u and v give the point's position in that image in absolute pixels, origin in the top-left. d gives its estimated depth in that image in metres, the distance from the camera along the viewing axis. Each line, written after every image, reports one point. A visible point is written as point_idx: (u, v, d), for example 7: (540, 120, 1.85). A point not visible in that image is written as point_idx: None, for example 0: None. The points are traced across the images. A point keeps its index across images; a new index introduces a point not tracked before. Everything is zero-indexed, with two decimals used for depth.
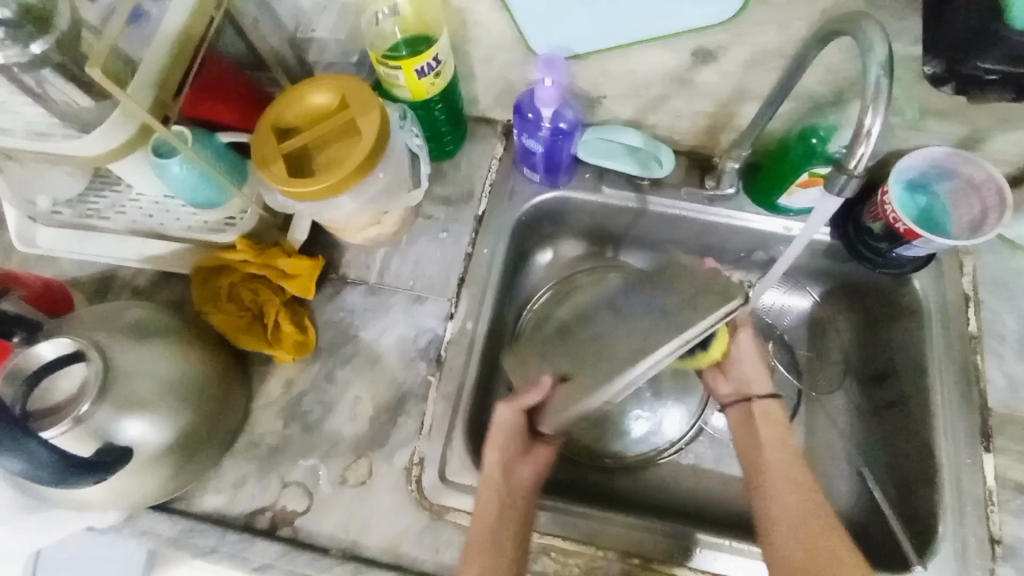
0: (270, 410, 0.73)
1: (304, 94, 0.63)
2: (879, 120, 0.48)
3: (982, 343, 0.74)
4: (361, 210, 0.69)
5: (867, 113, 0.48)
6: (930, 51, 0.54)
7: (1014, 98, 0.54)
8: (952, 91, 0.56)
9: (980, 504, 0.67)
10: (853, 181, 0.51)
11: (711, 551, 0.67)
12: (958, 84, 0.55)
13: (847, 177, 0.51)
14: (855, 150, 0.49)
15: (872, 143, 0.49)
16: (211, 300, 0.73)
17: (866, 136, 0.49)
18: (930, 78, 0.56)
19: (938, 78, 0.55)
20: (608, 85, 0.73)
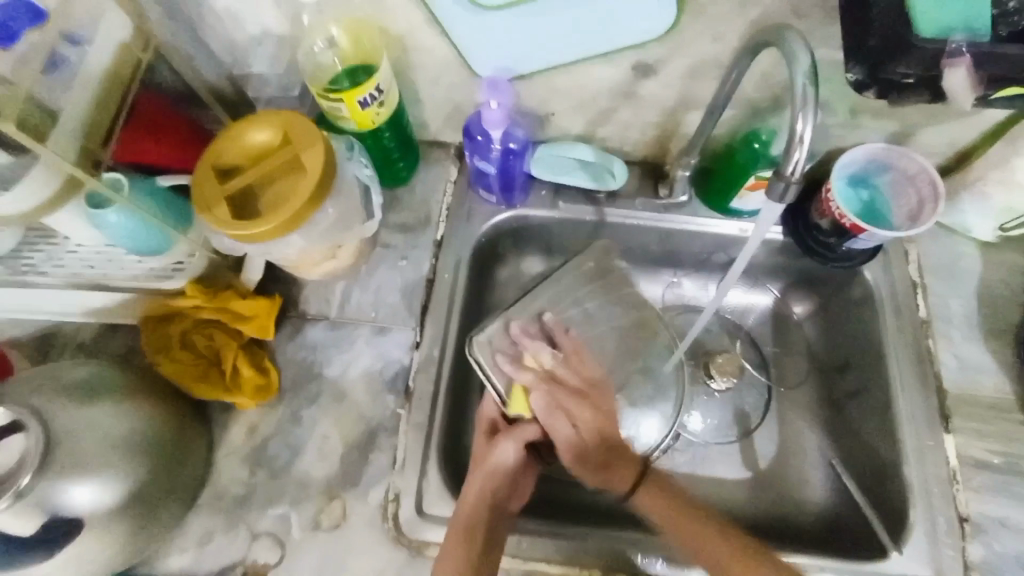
0: (234, 458, 0.70)
1: (245, 132, 0.61)
2: (810, 125, 0.49)
3: (933, 327, 0.77)
4: (315, 246, 0.67)
5: (799, 120, 0.50)
6: (853, 59, 0.55)
7: (930, 99, 0.56)
8: (874, 96, 0.58)
9: (945, 484, 0.69)
10: (795, 185, 0.52)
11: None
12: (880, 89, 0.56)
13: (785, 184, 0.52)
14: (791, 156, 0.51)
15: (805, 148, 0.50)
16: (164, 349, 0.70)
17: (799, 142, 0.50)
18: (853, 84, 0.57)
19: (861, 83, 0.57)
20: (555, 102, 0.74)
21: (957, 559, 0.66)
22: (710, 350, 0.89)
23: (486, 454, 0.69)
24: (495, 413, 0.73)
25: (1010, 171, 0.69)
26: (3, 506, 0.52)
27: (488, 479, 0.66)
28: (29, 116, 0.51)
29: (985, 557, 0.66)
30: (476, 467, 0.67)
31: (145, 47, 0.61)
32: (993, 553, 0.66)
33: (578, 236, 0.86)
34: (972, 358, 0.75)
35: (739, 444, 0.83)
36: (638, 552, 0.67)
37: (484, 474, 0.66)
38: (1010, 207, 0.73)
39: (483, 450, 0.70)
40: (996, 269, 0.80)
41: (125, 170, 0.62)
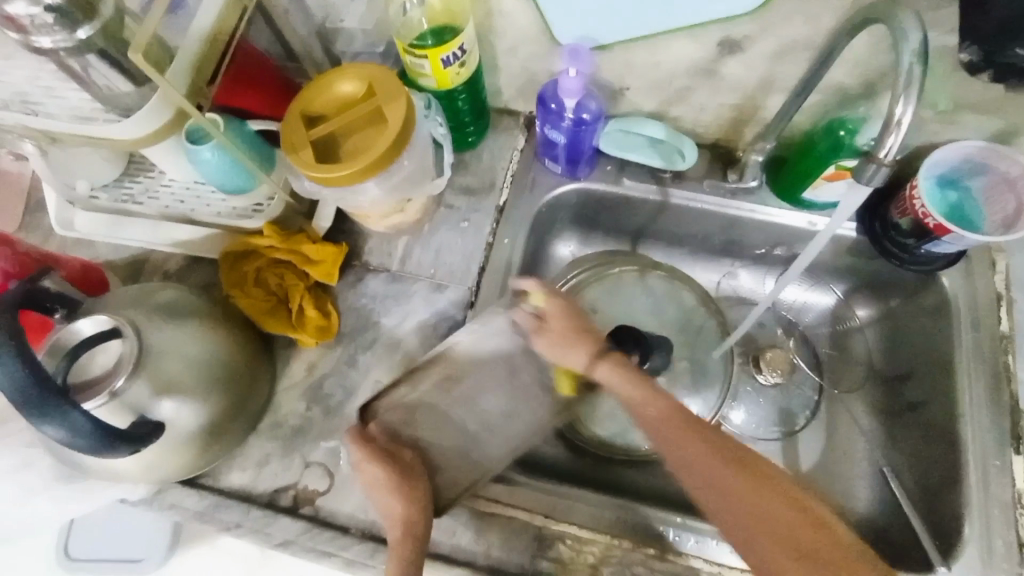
0: (294, 393, 0.74)
1: (333, 82, 0.63)
2: (911, 108, 0.47)
3: (1015, 344, 0.71)
4: (387, 199, 0.68)
5: (898, 103, 0.47)
6: (966, 40, 0.57)
7: None
8: (986, 78, 0.60)
9: (1009, 508, 0.65)
10: (886, 169, 0.50)
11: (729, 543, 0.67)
12: (994, 71, 0.58)
13: (876, 167, 0.50)
14: (885, 140, 0.49)
15: (902, 132, 0.48)
16: (240, 283, 0.75)
17: (896, 125, 0.48)
18: (965, 66, 0.59)
19: (973, 65, 0.59)
20: (631, 77, 0.73)
21: None
22: (759, 345, 0.88)
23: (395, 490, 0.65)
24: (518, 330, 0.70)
25: None
26: (102, 402, 0.58)
27: (557, 352, 0.63)
28: (153, 52, 0.55)
29: None
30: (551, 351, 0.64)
31: None
32: None
33: (645, 219, 0.87)
34: None
35: (783, 442, 0.84)
36: (670, 530, 0.68)
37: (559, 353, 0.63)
38: None
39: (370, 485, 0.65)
40: None
41: (222, 112, 0.66)
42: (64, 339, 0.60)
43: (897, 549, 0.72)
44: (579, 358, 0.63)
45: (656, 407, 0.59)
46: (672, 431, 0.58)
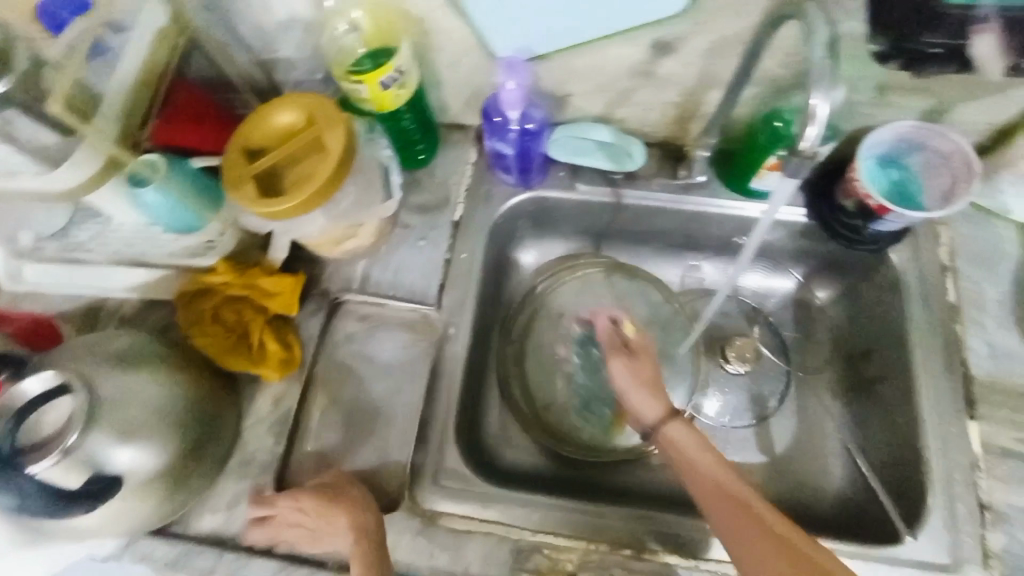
0: (261, 428, 0.73)
1: (273, 113, 0.63)
2: (826, 99, 0.47)
3: (962, 313, 0.73)
4: (335, 225, 0.68)
5: (813, 96, 0.48)
6: (874, 29, 0.57)
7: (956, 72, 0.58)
8: (896, 68, 0.60)
9: (967, 471, 0.67)
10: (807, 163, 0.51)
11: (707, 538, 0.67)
12: (903, 60, 0.58)
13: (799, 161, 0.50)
14: (804, 133, 0.49)
15: (821, 125, 0.48)
16: (197, 322, 0.74)
17: (814, 119, 0.48)
18: (875, 56, 0.59)
19: (883, 55, 0.59)
20: (575, 83, 0.73)
21: (976, 546, 0.64)
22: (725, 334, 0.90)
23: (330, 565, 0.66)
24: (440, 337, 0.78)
25: None
26: (54, 461, 0.56)
27: (640, 394, 0.68)
28: (75, 96, 0.57)
29: (1007, 547, 0.63)
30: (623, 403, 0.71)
31: (181, 34, 0.65)
32: (1016, 542, 0.63)
33: (607, 220, 0.88)
34: (1004, 345, 0.71)
35: (756, 429, 0.84)
36: (646, 532, 0.68)
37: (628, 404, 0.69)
38: None
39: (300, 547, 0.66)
40: None
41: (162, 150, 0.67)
42: (10, 400, 0.58)
43: (869, 524, 0.73)
44: (653, 407, 0.67)
45: (684, 445, 0.62)
46: (697, 467, 0.60)
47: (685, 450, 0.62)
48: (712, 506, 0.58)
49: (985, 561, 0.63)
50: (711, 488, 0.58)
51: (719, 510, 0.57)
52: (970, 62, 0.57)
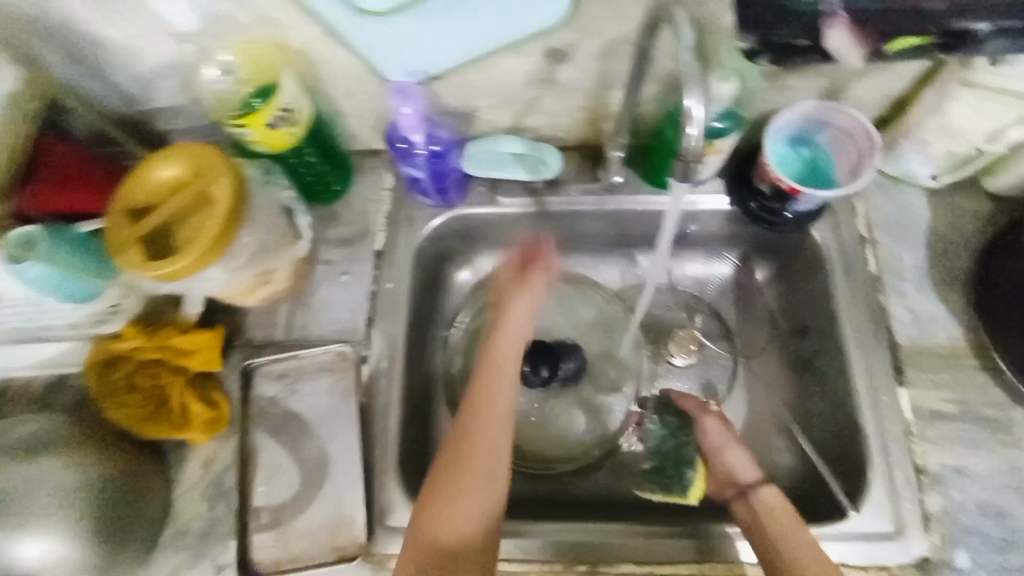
0: (194, 494, 0.70)
1: (153, 169, 0.59)
2: (697, 100, 0.46)
3: (883, 283, 0.75)
4: (241, 276, 0.64)
5: (686, 96, 0.47)
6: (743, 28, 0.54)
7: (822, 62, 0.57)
8: (768, 62, 0.58)
9: (901, 438, 0.68)
10: (694, 164, 0.49)
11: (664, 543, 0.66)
12: (772, 55, 0.56)
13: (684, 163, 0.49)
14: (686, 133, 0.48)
15: (699, 125, 0.47)
16: (112, 394, 0.70)
17: (691, 118, 0.47)
18: (747, 53, 0.57)
19: (754, 52, 0.56)
20: (477, 97, 0.71)
21: (917, 511, 0.65)
22: (668, 326, 0.88)
23: (429, 523, 0.60)
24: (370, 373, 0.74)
25: (948, 116, 0.65)
26: None
27: (735, 458, 0.71)
28: None
29: (944, 507, 0.65)
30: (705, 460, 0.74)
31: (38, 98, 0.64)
32: (952, 502, 0.65)
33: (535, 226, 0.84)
34: (926, 309, 0.73)
35: None
36: (601, 543, 0.66)
37: (716, 464, 0.72)
38: (949, 152, 0.69)
39: (469, 474, 0.62)
40: (947, 216, 0.76)
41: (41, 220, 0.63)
42: None
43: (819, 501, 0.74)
44: (749, 472, 0.69)
45: (771, 504, 0.65)
46: (775, 519, 0.63)
47: (773, 518, 0.63)
48: (782, 546, 0.60)
49: (926, 525, 0.64)
50: (788, 535, 0.61)
51: (792, 551, 0.59)
52: (830, 55, 0.55)
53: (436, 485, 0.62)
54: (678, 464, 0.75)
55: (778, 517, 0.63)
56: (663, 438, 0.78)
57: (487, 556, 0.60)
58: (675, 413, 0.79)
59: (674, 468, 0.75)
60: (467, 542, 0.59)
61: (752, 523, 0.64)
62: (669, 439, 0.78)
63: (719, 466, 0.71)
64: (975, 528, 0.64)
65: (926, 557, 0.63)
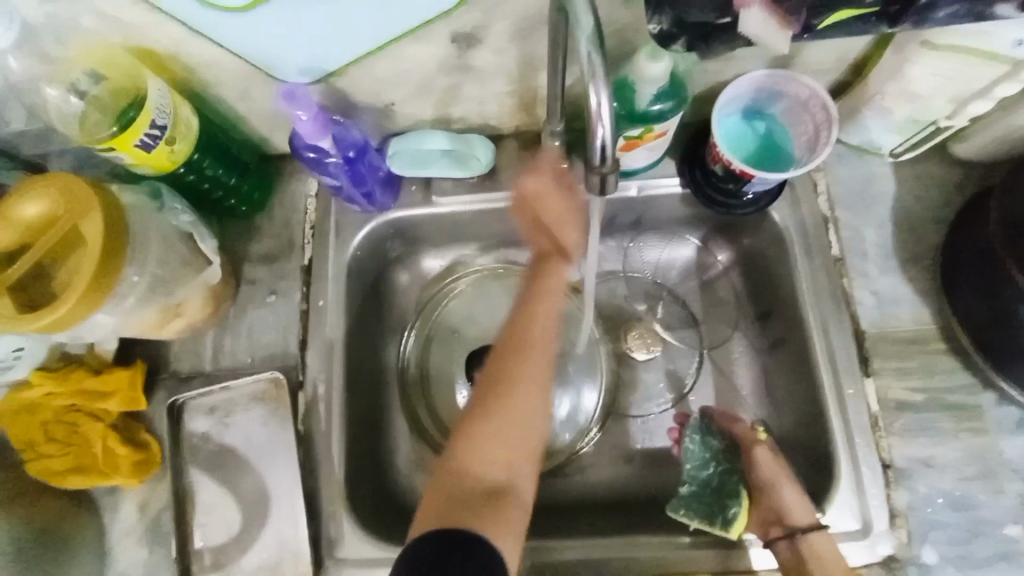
0: (130, 544, 0.66)
1: (12, 208, 0.52)
2: (604, 99, 0.40)
3: (847, 264, 0.70)
4: (136, 317, 0.58)
5: (592, 91, 0.40)
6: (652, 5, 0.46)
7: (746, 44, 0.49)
8: (683, 50, 0.50)
9: (868, 433, 0.65)
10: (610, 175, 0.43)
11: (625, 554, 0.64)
12: (689, 39, 0.48)
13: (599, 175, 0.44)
14: (594, 135, 0.42)
15: (608, 124, 0.41)
16: (30, 442, 0.66)
17: (599, 117, 0.41)
18: (659, 36, 0.48)
19: (667, 35, 0.48)
20: (389, 91, 0.64)
21: (883, 508, 0.62)
22: (627, 318, 0.82)
23: (464, 461, 0.57)
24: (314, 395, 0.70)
25: (907, 82, 0.58)
26: None
27: (787, 491, 0.66)
28: None
29: (910, 503, 0.63)
30: (758, 496, 0.69)
31: None
32: (918, 497, 0.63)
33: (479, 215, 0.76)
34: (890, 291, 0.69)
35: (675, 408, 0.78)
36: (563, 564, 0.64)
37: (770, 494, 0.67)
38: (910, 118, 0.63)
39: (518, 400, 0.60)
40: (911, 185, 0.72)
41: None
42: None
43: None
44: (804, 513, 0.64)
45: (821, 549, 0.61)
46: (823, 566, 0.60)
47: (825, 569, 0.60)
48: None
49: (892, 521, 0.62)
50: None
51: None
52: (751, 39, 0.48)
53: (480, 412, 0.60)
54: (719, 493, 0.71)
55: (815, 557, 0.61)
56: (703, 463, 0.73)
57: (513, 500, 0.56)
58: (716, 433, 0.74)
59: (717, 500, 0.70)
60: (491, 491, 0.56)
61: (795, 566, 0.61)
62: (711, 471, 0.73)
63: (773, 497, 0.67)
64: (942, 522, 0.62)
65: (891, 555, 0.61)
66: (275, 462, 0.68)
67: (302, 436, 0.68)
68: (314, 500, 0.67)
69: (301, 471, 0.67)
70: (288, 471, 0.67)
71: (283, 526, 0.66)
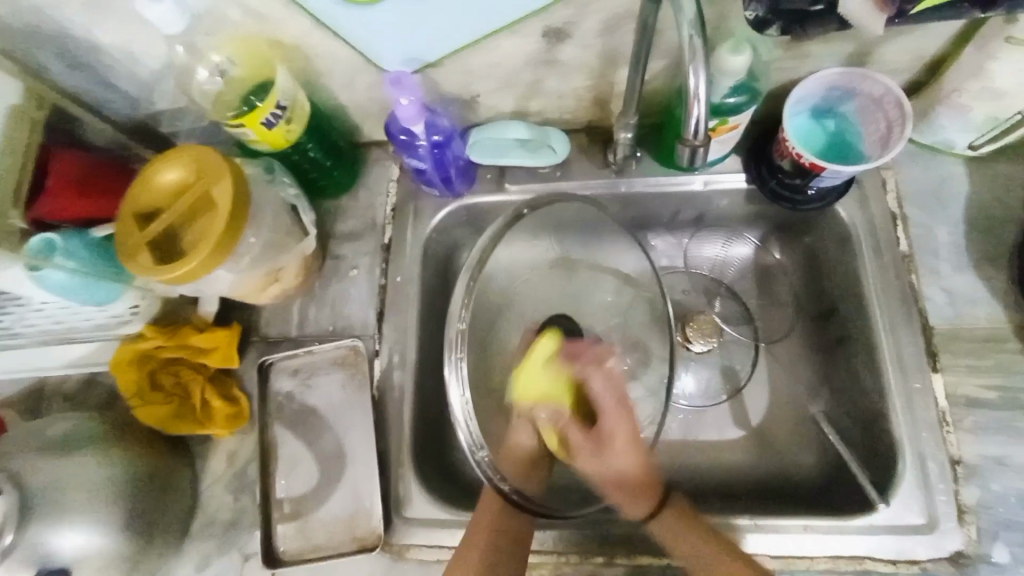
0: (219, 488, 0.72)
1: (156, 173, 0.60)
2: (702, 78, 0.44)
3: (916, 262, 0.70)
4: (247, 278, 0.65)
5: (691, 74, 0.45)
6: None
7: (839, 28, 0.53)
8: (777, 33, 0.54)
9: (936, 427, 0.64)
10: (701, 147, 0.49)
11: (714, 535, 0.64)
12: (783, 24, 0.52)
13: (691, 148, 0.49)
14: (691, 113, 0.46)
15: (704, 103, 0.45)
16: (138, 391, 0.73)
17: (696, 97, 0.46)
18: (754, 23, 0.53)
19: (762, 20, 0.52)
20: (476, 83, 0.69)
21: (951, 503, 0.62)
22: (686, 310, 0.84)
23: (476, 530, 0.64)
24: (386, 365, 0.74)
25: (987, 79, 0.60)
26: None
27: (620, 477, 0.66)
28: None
29: (982, 500, 0.62)
30: (593, 443, 0.68)
31: (41, 107, 0.65)
32: (990, 495, 0.62)
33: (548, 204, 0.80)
34: (961, 289, 0.69)
35: (731, 402, 0.79)
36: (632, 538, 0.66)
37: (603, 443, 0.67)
38: (989, 116, 0.64)
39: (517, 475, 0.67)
40: (985, 186, 0.72)
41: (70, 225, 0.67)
42: None
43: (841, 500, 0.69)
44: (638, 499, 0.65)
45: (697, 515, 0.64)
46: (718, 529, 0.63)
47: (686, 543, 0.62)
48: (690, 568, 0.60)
49: (961, 517, 0.62)
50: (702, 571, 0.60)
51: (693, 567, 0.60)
52: (846, 19, 0.52)
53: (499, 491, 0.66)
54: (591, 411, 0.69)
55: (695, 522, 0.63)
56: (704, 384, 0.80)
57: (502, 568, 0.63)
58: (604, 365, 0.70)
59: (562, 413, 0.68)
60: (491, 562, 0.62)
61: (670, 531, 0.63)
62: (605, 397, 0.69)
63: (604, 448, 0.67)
64: (1016, 522, 0.61)
65: (961, 552, 0.61)
66: (351, 423, 0.72)
67: (377, 401, 0.73)
68: (386, 461, 0.71)
69: (374, 434, 0.72)
70: (364, 432, 0.72)
71: (355, 483, 0.70)
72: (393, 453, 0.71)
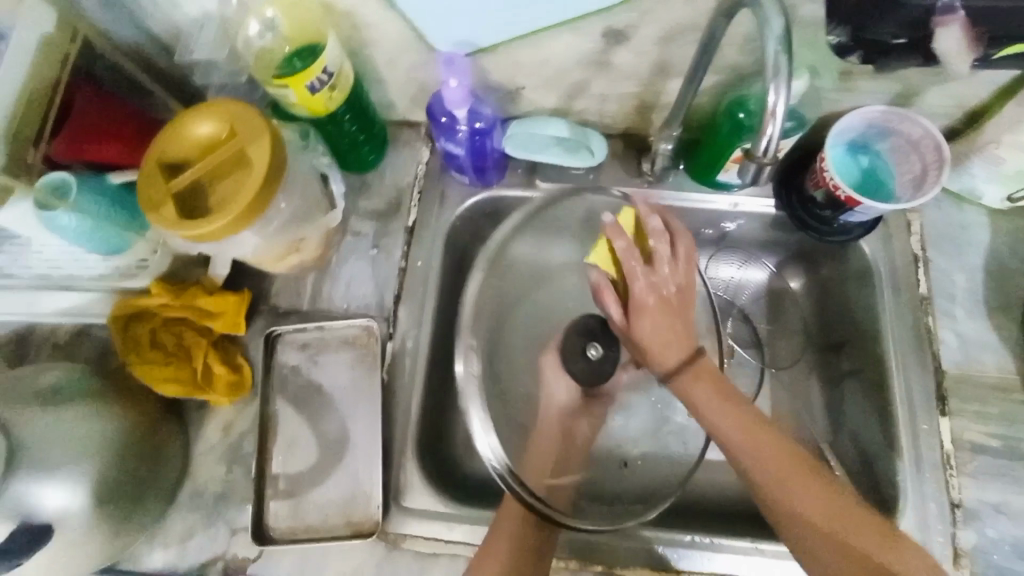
0: (212, 457, 0.70)
1: (188, 124, 0.57)
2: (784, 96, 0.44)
3: (933, 305, 0.72)
4: (270, 244, 0.63)
5: (770, 91, 0.45)
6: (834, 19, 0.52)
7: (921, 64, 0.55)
8: (857, 61, 0.56)
9: (940, 470, 0.66)
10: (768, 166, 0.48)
11: (706, 552, 0.64)
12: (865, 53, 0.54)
13: (757, 165, 0.48)
14: (764, 133, 0.46)
15: (780, 123, 0.46)
16: (136, 348, 0.70)
17: (772, 116, 0.46)
18: (837, 47, 0.55)
19: (844, 47, 0.54)
20: (523, 76, 0.69)
21: (949, 545, 0.63)
22: None
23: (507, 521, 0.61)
24: (397, 349, 0.72)
25: None
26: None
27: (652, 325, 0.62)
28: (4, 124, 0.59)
29: (976, 544, 0.63)
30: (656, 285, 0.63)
31: (72, 40, 0.62)
32: (986, 540, 0.63)
33: None
34: (974, 335, 0.70)
35: None
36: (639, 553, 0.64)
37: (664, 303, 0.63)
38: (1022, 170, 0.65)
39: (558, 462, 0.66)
40: (1004, 238, 0.74)
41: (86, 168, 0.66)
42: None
43: None
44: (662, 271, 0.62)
45: (765, 445, 0.55)
46: (779, 466, 0.54)
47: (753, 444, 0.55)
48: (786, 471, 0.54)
49: (957, 560, 0.63)
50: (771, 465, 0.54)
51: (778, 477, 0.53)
52: (934, 56, 0.53)
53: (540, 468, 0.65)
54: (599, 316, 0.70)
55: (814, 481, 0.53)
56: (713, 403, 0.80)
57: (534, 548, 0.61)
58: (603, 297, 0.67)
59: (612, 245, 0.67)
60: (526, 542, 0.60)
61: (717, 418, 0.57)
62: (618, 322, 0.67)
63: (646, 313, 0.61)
64: (1007, 569, 0.62)
65: None
66: (355, 405, 0.71)
67: (384, 385, 0.71)
68: (388, 448, 0.69)
69: (380, 419, 0.70)
70: (369, 416, 0.70)
71: (355, 467, 0.68)
72: (396, 440, 0.69)
